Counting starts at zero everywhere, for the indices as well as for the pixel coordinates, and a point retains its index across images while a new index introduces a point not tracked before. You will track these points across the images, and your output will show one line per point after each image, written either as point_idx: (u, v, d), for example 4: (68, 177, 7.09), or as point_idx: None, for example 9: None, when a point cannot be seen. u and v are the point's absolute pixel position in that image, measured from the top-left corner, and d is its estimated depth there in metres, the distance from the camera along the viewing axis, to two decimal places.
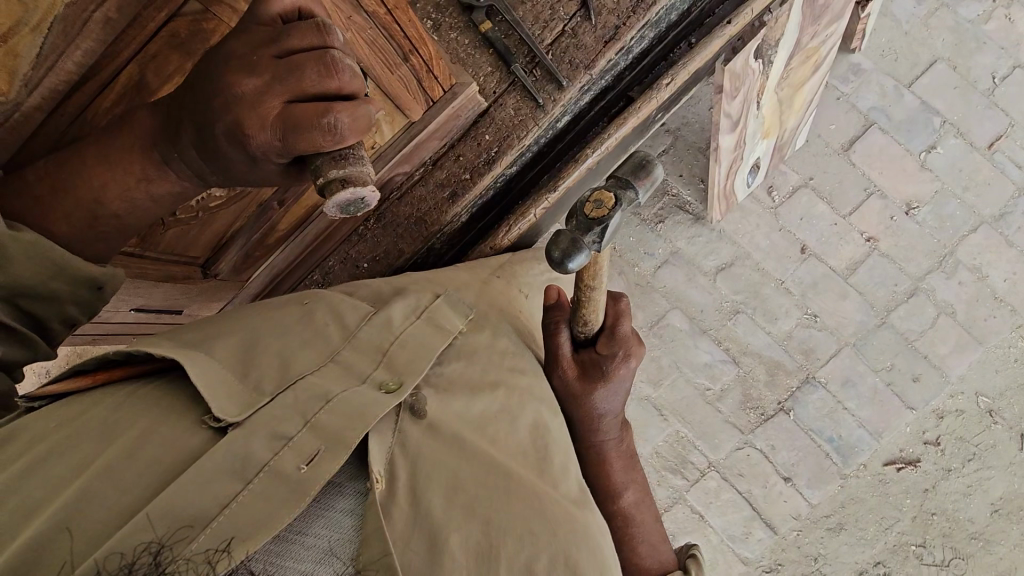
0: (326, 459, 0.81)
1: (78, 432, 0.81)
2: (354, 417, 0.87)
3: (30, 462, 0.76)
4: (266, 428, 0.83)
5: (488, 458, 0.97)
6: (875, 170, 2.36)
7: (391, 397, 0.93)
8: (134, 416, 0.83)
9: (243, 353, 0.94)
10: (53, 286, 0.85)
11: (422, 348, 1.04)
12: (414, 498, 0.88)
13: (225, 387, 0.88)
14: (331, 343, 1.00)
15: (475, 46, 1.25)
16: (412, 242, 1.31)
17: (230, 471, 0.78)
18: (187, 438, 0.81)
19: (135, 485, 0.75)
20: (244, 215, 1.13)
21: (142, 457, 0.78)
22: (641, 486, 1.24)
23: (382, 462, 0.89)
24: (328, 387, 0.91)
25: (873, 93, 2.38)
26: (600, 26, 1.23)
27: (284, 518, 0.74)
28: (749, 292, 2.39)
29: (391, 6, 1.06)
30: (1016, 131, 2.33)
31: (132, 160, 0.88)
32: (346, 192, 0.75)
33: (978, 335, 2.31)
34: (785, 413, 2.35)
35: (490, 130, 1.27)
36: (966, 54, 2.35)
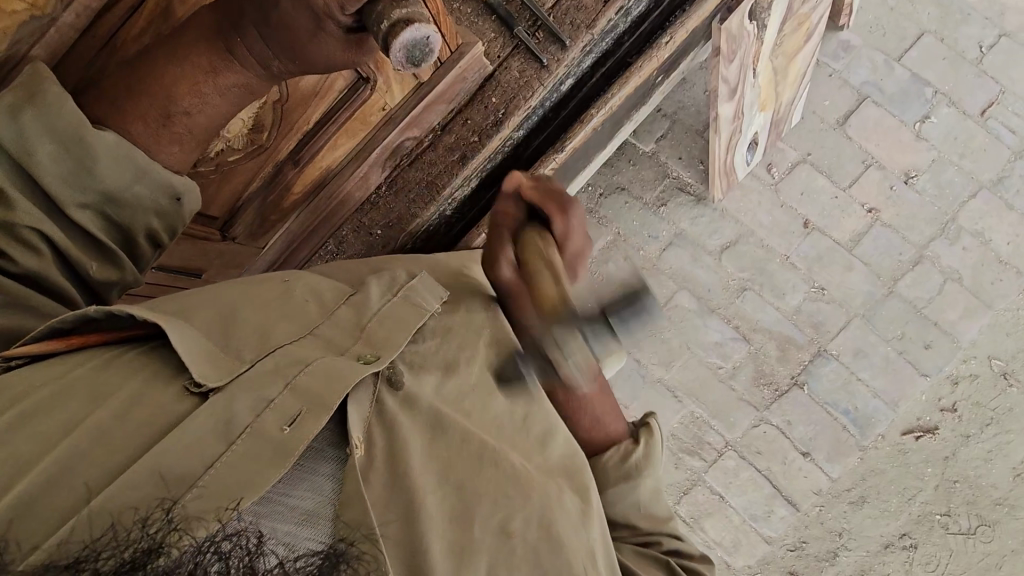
0: (308, 419, 0.81)
1: (63, 392, 0.80)
2: (335, 379, 0.87)
3: (31, 406, 0.77)
4: (244, 390, 0.84)
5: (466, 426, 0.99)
6: (871, 142, 2.39)
7: (370, 365, 0.92)
8: (122, 379, 0.83)
9: (223, 322, 0.94)
10: (135, 191, 0.93)
11: (402, 323, 1.03)
12: (392, 462, 0.89)
13: (206, 357, 0.87)
14: (310, 317, 1.00)
15: (478, 14, 1.29)
16: (425, 207, 1.33)
17: (212, 434, 0.78)
18: (173, 406, 0.81)
19: (124, 446, 0.76)
20: (259, 175, 1.18)
21: (128, 421, 0.78)
22: (586, 364, 1.24)
23: (359, 428, 0.88)
24: (306, 355, 0.91)
25: (864, 67, 2.42)
26: None
27: (267, 478, 0.75)
28: (755, 268, 2.40)
29: None
30: (1007, 98, 2.37)
31: (202, 51, 0.92)
32: (411, 29, 0.74)
33: (986, 299, 2.31)
34: (799, 387, 2.34)
35: (496, 93, 1.31)
36: (952, 26, 2.41)
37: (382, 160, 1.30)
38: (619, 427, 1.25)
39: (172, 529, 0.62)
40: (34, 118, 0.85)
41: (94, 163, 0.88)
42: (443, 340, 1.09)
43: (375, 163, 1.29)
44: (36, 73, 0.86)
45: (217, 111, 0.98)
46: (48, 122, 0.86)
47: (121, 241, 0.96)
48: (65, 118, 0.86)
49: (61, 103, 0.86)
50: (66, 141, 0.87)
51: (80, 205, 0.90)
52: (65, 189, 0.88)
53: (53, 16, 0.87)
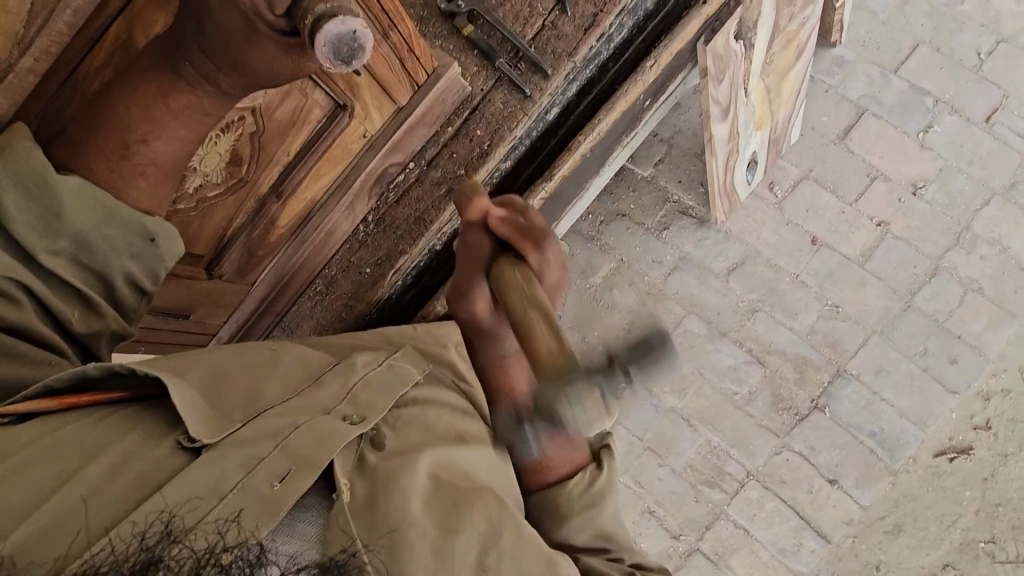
0: (298, 477, 0.81)
1: (55, 450, 0.79)
2: (323, 440, 0.87)
3: (11, 465, 0.76)
4: (238, 442, 0.84)
5: (441, 475, 0.97)
6: (875, 155, 2.35)
7: (355, 428, 0.92)
8: (111, 438, 0.82)
9: (214, 382, 0.93)
10: (109, 231, 0.90)
11: (386, 389, 1.02)
12: (372, 504, 0.88)
13: (197, 412, 0.86)
14: (299, 379, 1.00)
15: (459, 50, 1.30)
16: (414, 242, 1.33)
17: (207, 488, 0.77)
18: (167, 461, 0.80)
19: (120, 500, 0.75)
20: (242, 211, 1.17)
21: (126, 478, 0.77)
22: (536, 335, 1.13)
23: (344, 475, 0.88)
24: (297, 415, 0.91)
25: (861, 81, 2.40)
26: (578, 17, 1.28)
27: (259, 527, 0.73)
28: (765, 289, 2.34)
29: None
30: (1011, 102, 2.32)
31: (149, 79, 0.90)
32: (335, 23, 0.72)
33: (1010, 309, 2.21)
34: (821, 410, 2.24)
35: (480, 125, 1.31)
36: (947, 35, 2.39)
37: (367, 189, 1.30)
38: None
39: (171, 543, 0.62)
40: (1, 171, 0.85)
41: (61, 210, 0.87)
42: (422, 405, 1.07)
43: (360, 194, 1.29)
44: (10, 133, 0.89)
45: (178, 136, 0.95)
46: (13, 173, 0.85)
47: (104, 291, 0.94)
48: (30, 166, 0.86)
49: (27, 153, 0.86)
50: (32, 188, 0.86)
51: (52, 252, 0.88)
52: (38, 238, 0.86)
53: (11, 61, 0.88)
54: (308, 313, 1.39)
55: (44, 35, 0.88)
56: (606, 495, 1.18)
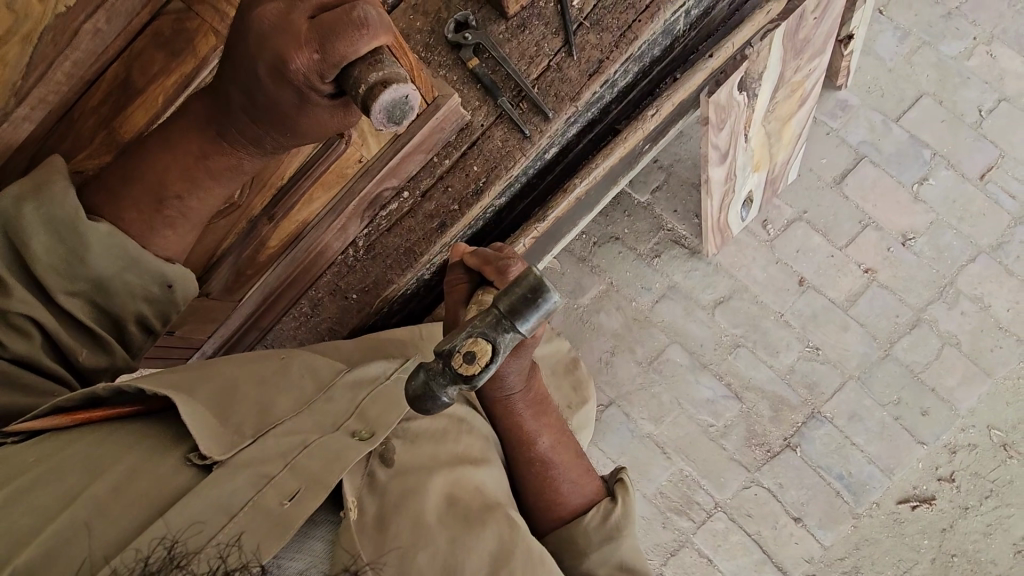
0: (308, 496, 0.82)
1: (60, 465, 0.81)
2: (333, 459, 0.87)
3: (30, 478, 0.78)
4: (251, 463, 0.85)
5: (445, 490, 0.97)
6: (869, 202, 2.37)
7: (364, 444, 0.91)
8: (120, 452, 0.83)
9: (226, 400, 0.94)
10: (130, 278, 0.98)
11: (394, 403, 0.98)
12: (383, 523, 0.90)
13: (209, 430, 0.87)
14: (306, 392, 0.99)
15: (463, 82, 1.30)
16: (403, 271, 1.31)
17: (215, 508, 0.78)
18: (172, 478, 0.82)
19: (124, 518, 0.76)
20: (232, 234, 1.24)
21: (131, 492, 0.78)
22: (555, 427, 1.17)
23: (353, 493, 0.90)
24: (306, 434, 0.91)
25: (862, 127, 2.41)
26: (584, 61, 1.28)
27: (270, 546, 0.74)
28: (749, 325, 2.36)
29: None
30: (1006, 162, 2.34)
31: (192, 141, 1.00)
32: (389, 90, 0.77)
33: (985, 366, 2.25)
34: (792, 449, 2.27)
35: (478, 160, 1.30)
36: (951, 89, 2.40)
37: (361, 212, 1.28)
38: (595, 489, 1.17)
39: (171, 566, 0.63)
40: (35, 212, 0.92)
41: (86, 254, 0.94)
42: (431, 423, 1.07)
43: (352, 216, 1.27)
44: (45, 169, 0.96)
45: (209, 196, 1.05)
46: (47, 216, 0.92)
47: (114, 331, 1.02)
48: (61, 209, 0.93)
49: (62, 196, 0.93)
50: (60, 231, 0.93)
51: (70, 292, 0.95)
52: (60, 278, 0.94)
53: (8, 110, 1.04)
54: (292, 334, 1.33)
55: (42, 86, 1.05)
56: (622, 529, 1.11)
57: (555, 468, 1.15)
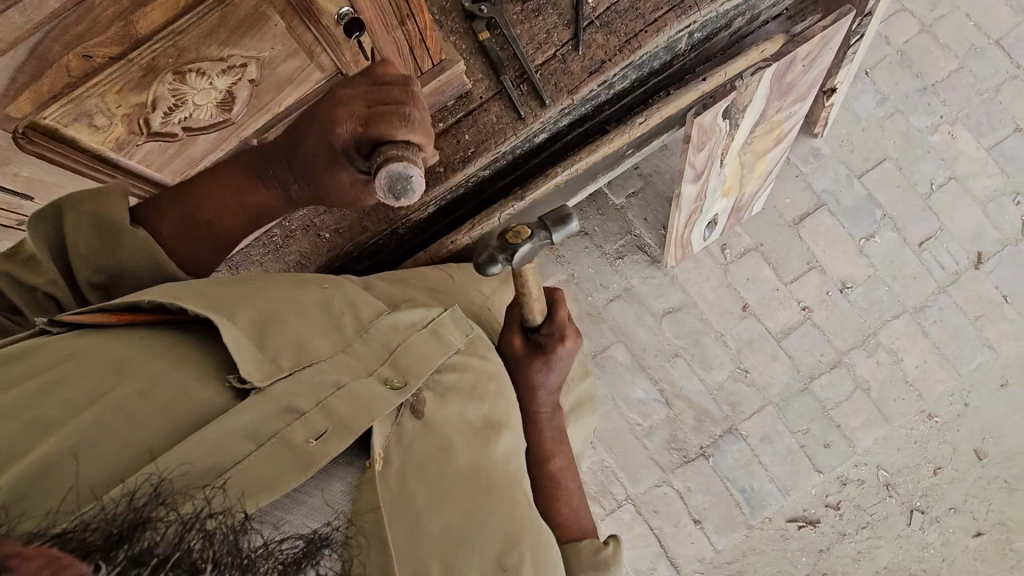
0: (332, 440, 0.83)
1: (88, 364, 0.81)
2: (362, 407, 0.88)
3: (61, 374, 0.79)
4: (278, 401, 0.84)
5: (464, 460, 0.99)
6: (819, 247, 2.55)
7: (395, 394, 0.92)
8: (153, 359, 0.84)
9: (265, 327, 0.94)
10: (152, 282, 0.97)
11: (425, 357, 1.00)
12: (402, 483, 0.92)
13: (247, 357, 0.88)
14: (344, 336, 0.99)
15: (471, 52, 1.37)
16: (378, 221, 1.37)
17: (236, 437, 0.79)
18: (200, 393, 0.82)
19: (144, 424, 0.76)
20: (221, 148, 1.11)
21: (153, 402, 0.79)
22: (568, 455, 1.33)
23: (377, 441, 0.92)
24: (339, 375, 0.91)
25: (828, 177, 2.58)
26: (587, 59, 1.35)
27: (288, 483, 0.77)
28: (690, 338, 2.51)
29: None
30: (943, 236, 2.53)
31: (234, 175, 1.04)
32: (398, 165, 0.80)
33: (886, 414, 2.47)
34: (705, 458, 2.45)
35: (470, 130, 1.36)
36: (913, 158, 2.57)
37: None
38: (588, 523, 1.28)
39: (160, 505, 0.65)
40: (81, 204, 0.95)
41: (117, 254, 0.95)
42: (463, 377, 1.09)
43: None
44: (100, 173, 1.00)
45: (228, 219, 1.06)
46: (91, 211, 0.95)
47: None
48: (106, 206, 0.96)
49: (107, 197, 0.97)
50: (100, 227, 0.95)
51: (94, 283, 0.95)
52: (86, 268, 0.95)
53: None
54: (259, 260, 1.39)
55: None
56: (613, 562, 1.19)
57: (563, 489, 1.28)
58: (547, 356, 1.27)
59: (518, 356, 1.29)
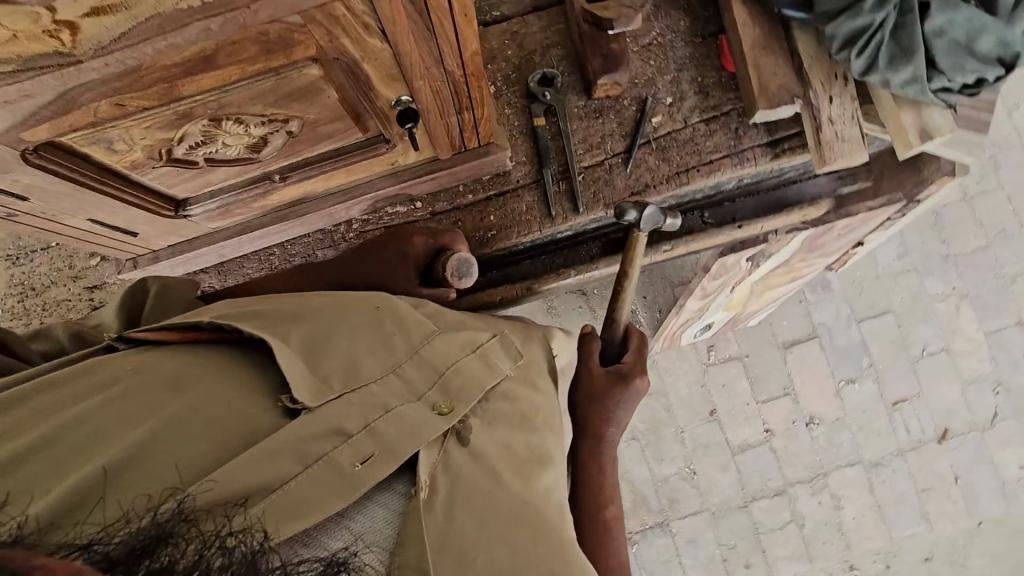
0: (378, 463, 0.76)
1: (144, 381, 0.79)
2: (407, 434, 0.80)
3: (117, 390, 0.77)
4: (323, 420, 0.78)
5: (511, 493, 0.84)
6: (800, 376, 2.56)
7: (441, 420, 0.84)
8: (204, 375, 0.81)
9: (318, 348, 0.90)
10: None
11: (474, 383, 0.91)
12: (450, 516, 0.78)
13: (297, 371, 0.84)
14: (394, 355, 0.91)
15: (522, 132, 1.33)
16: None
17: (281, 459, 0.73)
18: (256, 412, 0.79)
19: (191, 444, 0.73)
20: (241, 176, 1.05)
21: (203, 418, 0.76)
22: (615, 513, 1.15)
23: (426, 470, 0.81)
24: (387, 398, 0.84)
25: (829, 311, 2.59)
26: (632, 177, 1.32)
27: (330, 505, 0.71)
28: (651, 426, 2.52)
29: (471, 70, 0.92)
30: (918, 401, 2.57)
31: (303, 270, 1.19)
32: (461, 256, 1.11)
33: (811, 553, 2.52)
34: (630, 545, 2.48)
35: (497, 212, 1.32)
36: (914, 319, 2.58)
37: (370, 201, 1.27)
38: None
39: (183, 520, 0.60)
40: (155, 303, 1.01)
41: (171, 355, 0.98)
42: (513, 406, 0.96)
43: (360, 201, 1.24)
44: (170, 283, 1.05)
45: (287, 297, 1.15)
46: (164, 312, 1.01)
47: None
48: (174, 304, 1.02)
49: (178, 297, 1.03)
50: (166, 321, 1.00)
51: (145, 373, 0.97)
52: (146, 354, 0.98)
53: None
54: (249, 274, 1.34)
55: None
56: None
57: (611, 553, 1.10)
58: (624, 385, 1.16)
59: (593, 386, 1.18)
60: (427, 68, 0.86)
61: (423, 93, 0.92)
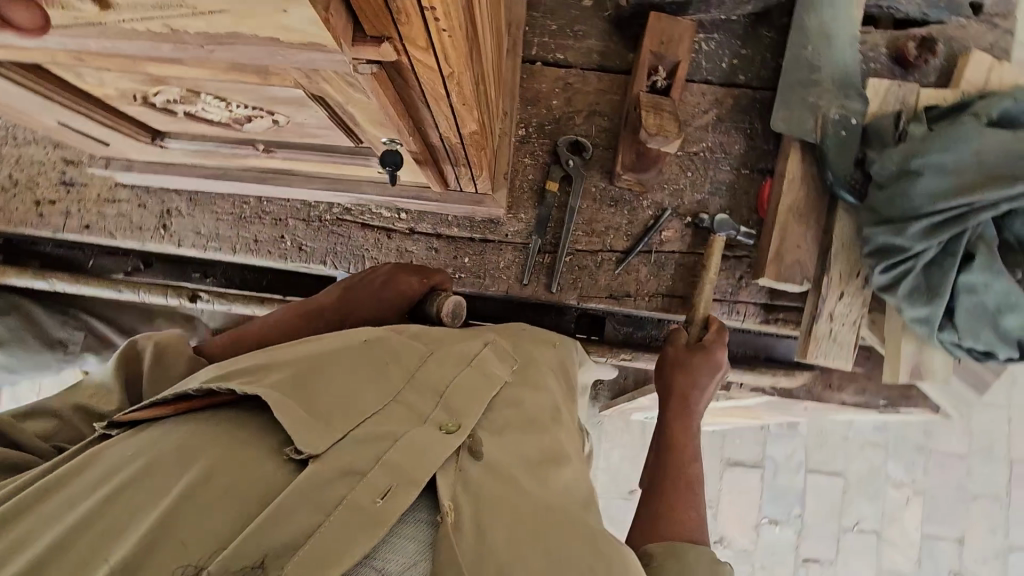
0: (401, 492, 0.58)
1: (148, 470, 0.56)
2: (421, 460, 0.63)
3: (116, 486, 0.55)
4: (332, 463, 0.59)
5: (536, 495, 0.69)
6: (727, 496, 2.52)
7: (454, 438, 0.68)
8: (212, 444, 0.60)
9: (306, 380, 0.71)
10: None
11: (474, 393, 0.77)
12: (480, 528, 0.61)
13: (284, 408, 0.63)
14: (391, 384, 0.75)
15: (530, 190, 1.26)
16: (336, 266, 1.27)
17: (300, 516, 0.54)
18: (266, 476, 0.58)
19: (209, 532, 0.52)
20: (223, 134, 1.00)
21: (217, 496, 0.55)
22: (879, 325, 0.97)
23: (448, 491, 0.63)
24: (391, 427, 0.66)
25: (784, 449, 2.52)
26: (617, 280, 1.25)
27: (355, 552, 0.52)
28: None
29: (468, 141, 0.85)
30: (826, 568, 2.53)
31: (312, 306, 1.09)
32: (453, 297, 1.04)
33: None
34: None
35: (473, 257, 1.26)
36: (860, 492, 2.51)
37: (354, 197, 1.22)
38: None
39: None
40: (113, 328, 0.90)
41: None
42: (518, 410, 0.82)
43: (343, 195, 1.19)
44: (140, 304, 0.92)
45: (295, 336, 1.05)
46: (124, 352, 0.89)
47: None
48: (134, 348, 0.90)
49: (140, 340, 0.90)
50: None
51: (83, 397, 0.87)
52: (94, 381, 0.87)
53: None
54: (212, 215, 1.28)
55: None
56: None
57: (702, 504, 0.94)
58: (701, 359, 1.06)
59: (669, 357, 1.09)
60: (415, 129, 0.80)
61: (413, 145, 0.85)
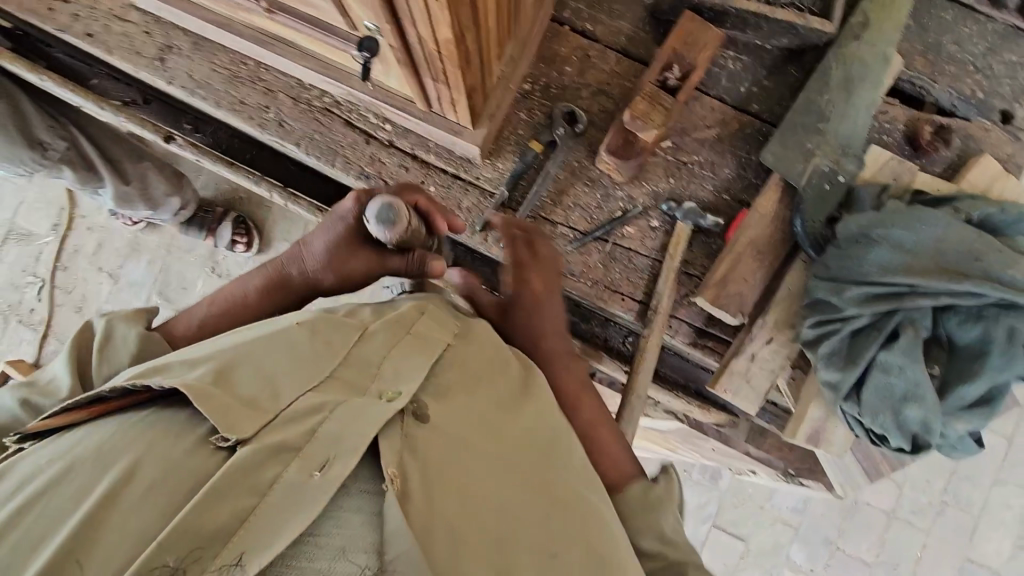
0: (338, 466, 0.68)
1: (75, 466, 0.64)
2: (349, 431, 0.71)
3: (48, 480, 0.62)
4: (265, 440, 0.68)
5: (481, 450, 0.81)
6: None
7: (391, 403, 0.77)
8: (133, 439, 0.66)
9: (231, 369, 0.76)
10: None
11: (408, 362, 0.85)
12: (432, 491, 0.73)
13: (210, 399, 0.70)
14: (318, 364, 0.81)
15: (515, 143, 1.26)
16: (307, 152, 1.28)
17: (240, 492, 0.63)
18: (194, 461, 0.66)
19: (149, 510, 0.60)
20: None
21: (149, 482, 0.62)
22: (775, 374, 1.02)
23: (394, 459, 0.73)
24: (314, 400, 0.75)
25: (697, 496, 2.52)
26: (565, 256, 1.24)
27: (300, 525, 0.61)
28: None
29: (444, 52, 0.84)
30: None
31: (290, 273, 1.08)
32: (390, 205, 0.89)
33: None
34: None
35: (438, 188, 1.26)
36: (756, 563, 2.49)
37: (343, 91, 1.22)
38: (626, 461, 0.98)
39: None
40: None
41: None
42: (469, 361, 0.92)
43: (333, 84, 1.19)
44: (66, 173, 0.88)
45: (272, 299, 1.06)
46: None
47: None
48: None
49: None
50: None
51: None
52: None
53: None
54: (210, 62, 1.30)
55: None
56: None
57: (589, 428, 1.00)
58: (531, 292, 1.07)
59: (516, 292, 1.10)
60: (395, 17, 0.80)
61: (394, 38, 0.86)
